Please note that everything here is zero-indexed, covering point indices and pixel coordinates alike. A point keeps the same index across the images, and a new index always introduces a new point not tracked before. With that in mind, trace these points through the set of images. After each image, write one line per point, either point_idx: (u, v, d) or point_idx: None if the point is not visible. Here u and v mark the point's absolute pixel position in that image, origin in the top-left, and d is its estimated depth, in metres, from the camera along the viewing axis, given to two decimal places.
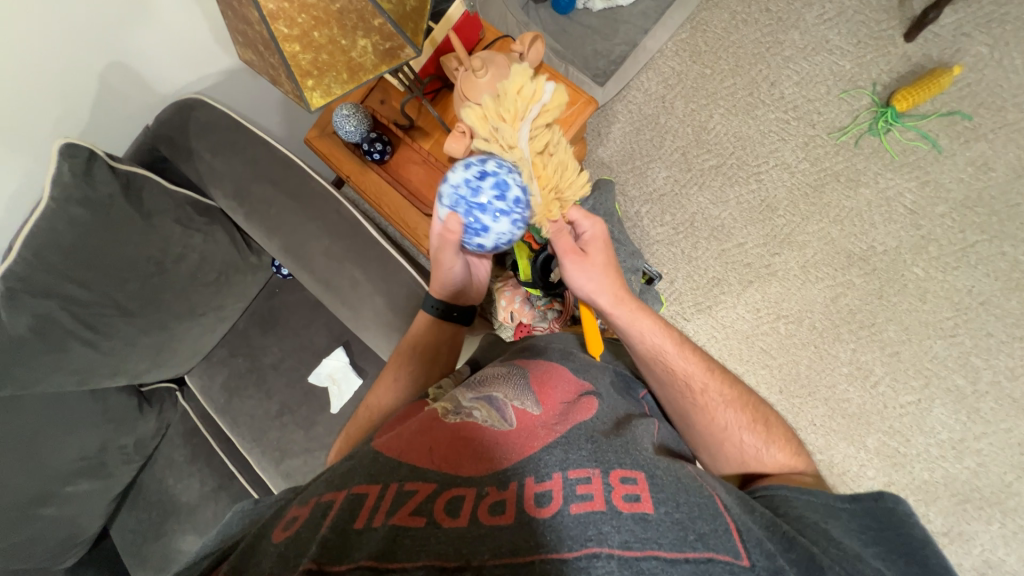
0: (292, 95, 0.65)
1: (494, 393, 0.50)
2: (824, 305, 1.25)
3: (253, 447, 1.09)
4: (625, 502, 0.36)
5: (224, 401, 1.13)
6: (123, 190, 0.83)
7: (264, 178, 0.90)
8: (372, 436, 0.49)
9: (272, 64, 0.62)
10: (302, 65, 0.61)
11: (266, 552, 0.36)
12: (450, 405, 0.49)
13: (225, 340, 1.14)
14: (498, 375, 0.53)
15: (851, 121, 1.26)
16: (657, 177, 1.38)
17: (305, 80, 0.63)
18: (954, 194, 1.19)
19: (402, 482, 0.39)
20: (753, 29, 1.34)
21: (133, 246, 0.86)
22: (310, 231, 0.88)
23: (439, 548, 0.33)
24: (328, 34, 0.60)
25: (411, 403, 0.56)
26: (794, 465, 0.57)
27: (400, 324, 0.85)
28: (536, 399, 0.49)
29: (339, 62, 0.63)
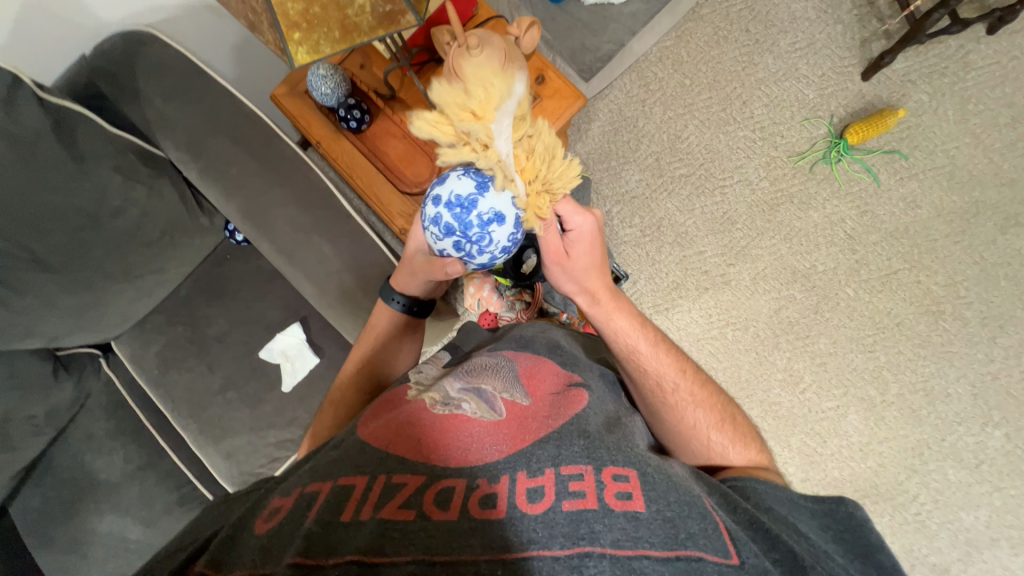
0: (275, 46, 0.59)
1: (484, 385, 0.49)
2: (768, 315, 1.35)
3: (191, 424, 1.02)
4: (616, 500, 0.37)
5: (159, 373, 1.03)
6: (54, 127, 0.72)
7: (225, 134, 0.82)
8: (357, 425, 0.48)
9: (254, 8, 0.56)
10: (290, 15, 0.55)
11: (248, 543, 0.35)
12: (438, 397, 0.48)
13: (163, 307, 1.04)
14: (487, 367, 0.53)
15: (808, 148, 1.36)
16: (630, 179, 1.41)
17: (291, 32, 0.57)
18: (886, 225, 1.32)
19: (391, 474, 0.39)
20: (732, 47, 1.40)
21: (60, 193, 0.75)
22: (277, 197, 0.81)
23: (428, 541, 0.32)
24: None
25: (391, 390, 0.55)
26: (760, 462, 0.60)
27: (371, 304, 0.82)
28: (525, 392, 0.49)
29: (332, 18, 0.58)
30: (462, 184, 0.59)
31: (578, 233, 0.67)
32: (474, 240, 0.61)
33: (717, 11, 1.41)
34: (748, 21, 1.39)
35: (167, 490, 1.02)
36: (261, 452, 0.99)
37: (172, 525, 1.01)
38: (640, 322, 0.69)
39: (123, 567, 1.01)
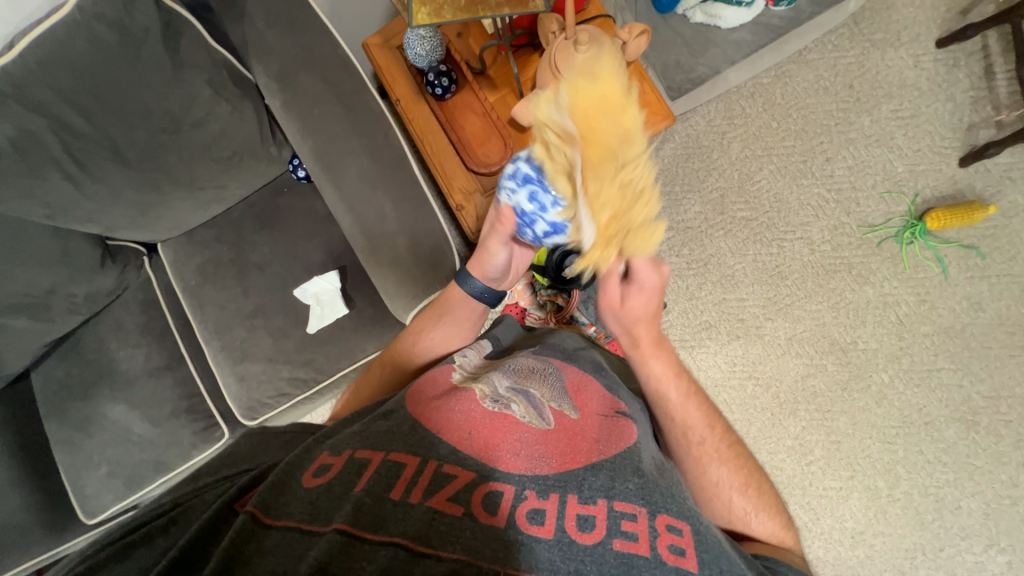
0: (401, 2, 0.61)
1: (531, 390, 0.57)
2: (793, 379, 1.31)
3: (215, 340, 1.05)
4: (669, 553, 0.43)
5: (196, 284, 1.06)
6: (163, 29, 0.73)
7: (317, 72, 0.82)
8: (404, 400, 0.57)
9: None
10: None
11: (298, 493, 0.46)
12: (488, 390, 0.56)
13: (213, 223, 1.06)
14: (535, 370, 0.60)
15: (881, 222, 1.30)
16: (689, 209, 1.38)
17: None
18: (942, 320, 1.26)
19: (442, 463, 0.47)
20: (830, 99, 1.34)
21: (153, 93, 0.77)
22: (352, 146, 0.82)
23: (473, 542, 0.41)
24: None
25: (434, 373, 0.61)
26: (781, 539, 0.60)
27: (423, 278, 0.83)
28: (570, 408, 0.56)
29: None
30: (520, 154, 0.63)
31: (640, 283, 0.64)
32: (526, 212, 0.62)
33: (825, 59, 1.34)
34: (854, 77, 1.33)
35: (178, 396, 1.06)
36: (274, 385, 1.02)
37: (175, 429, 1.05)
38: (676, 370, 0.68)
39: (122, 456, 1.06)
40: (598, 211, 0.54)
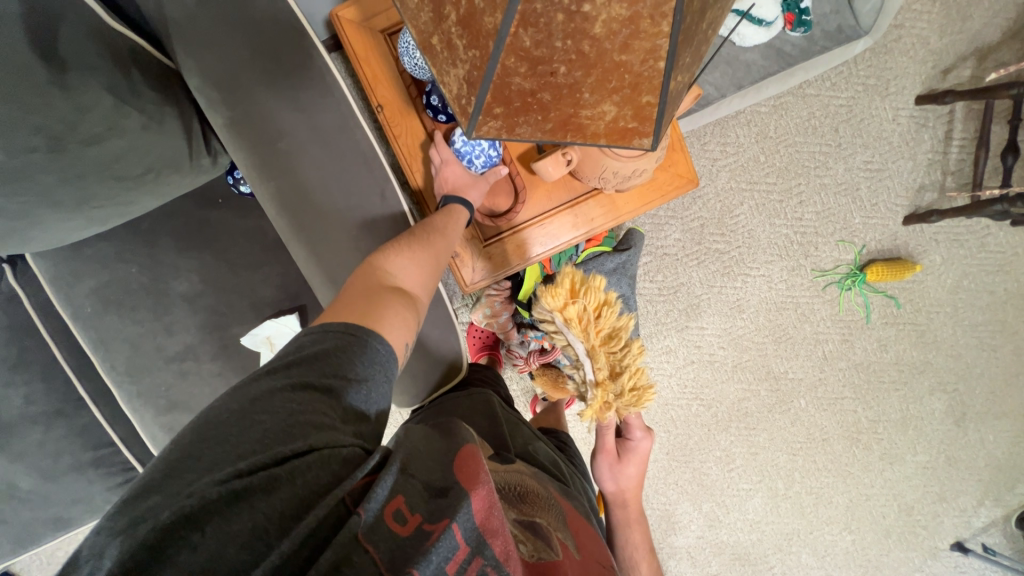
0: (458, 104, 0.41)
1: (539, 519, 0.60)
2: (731, 402, 1.46)
3: (127, 384, 0.84)
4: None
5: (94, 313, 0.82)
6: (24, 17, 0.59)
7: (279, 92, 0.67)
8: (463, 480, 0.52)
9: (453, 49, 0.37)
10: (506, 87, 0.37)
11: (382, 530, 0.46)
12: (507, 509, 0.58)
13: (115, 234, 0.81)
14: (540, 502, 0.64)
15: (831, 268, 1.40)
16: (670, 236, 1.37)
17: (494, 104, 0.38)
18: (856, 357, 1.45)
19: (487, 564, 0.47)
20: (815, 140, 1.35)
21: (19, 104, 0.60)
22: (325, 196, 0.69)
23: None
24: (573, 74, 0.36)
25: (473, 449, 0.59)
26: None
27: (334, 186, 0.69)
28: (575, 545, 0.61)
29: (557, 108, 0.40)
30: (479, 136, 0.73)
31: (634, 448, 0.96)
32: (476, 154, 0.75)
33: (820, 96, 1.33)
34: (841, 121, 1.34)
35: (79, 446, 0.86)
36: None
37: (79, 486, 0.86)
38: (638, 516, 0.97)
39: None
40: (603, 365, 0.85)
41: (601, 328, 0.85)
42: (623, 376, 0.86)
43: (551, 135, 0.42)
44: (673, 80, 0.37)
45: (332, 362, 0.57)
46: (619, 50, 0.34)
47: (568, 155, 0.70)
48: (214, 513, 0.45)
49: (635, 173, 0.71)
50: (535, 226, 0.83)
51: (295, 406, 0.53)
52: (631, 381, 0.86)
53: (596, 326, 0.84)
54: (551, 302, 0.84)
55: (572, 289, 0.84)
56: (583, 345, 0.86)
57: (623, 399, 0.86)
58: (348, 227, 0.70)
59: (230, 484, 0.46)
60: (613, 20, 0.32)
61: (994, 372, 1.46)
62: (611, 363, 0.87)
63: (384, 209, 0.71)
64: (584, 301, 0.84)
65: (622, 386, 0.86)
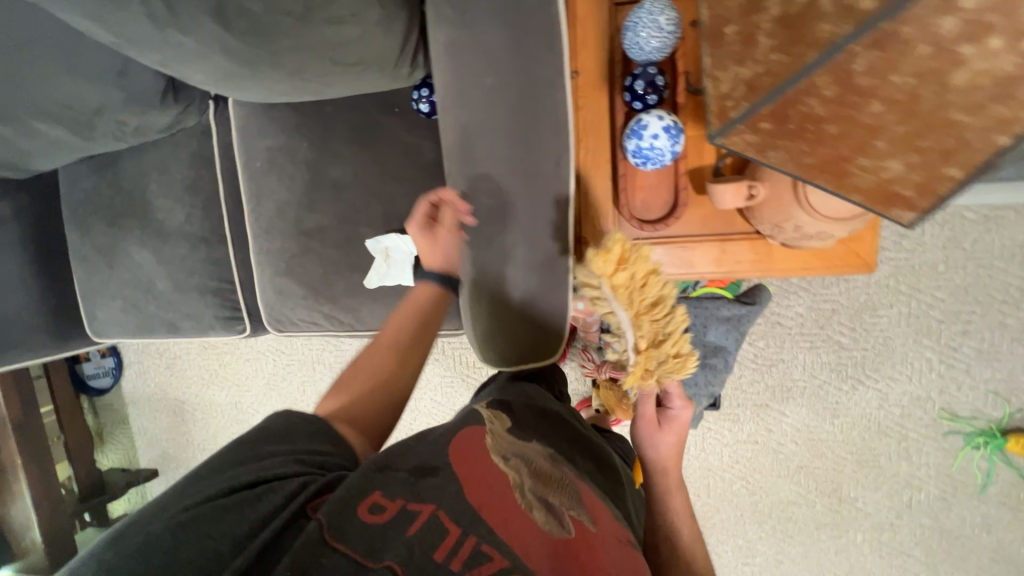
0: (725, 113, 0.55)
1: (553, 494, 0.53)
2: (778, 499, 1.33)
3: (262, 239, 0.94)
4: None
5: (261, 169, 0.92)
6: None
7: (507, 33, 0.67)
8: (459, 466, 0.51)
9: (751, 75, 0.49)
10: (778, 116, 0.48)
11: (358, 520, 0.45)
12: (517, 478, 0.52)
13: (302, 108, 0.89)
14: (556, 471, 0.56)
15: (965, 416, 1.20)
16: (791, 308, 1.24)
17: (761, 123, 0.51)
18: (946, 522, 1.25)
19: (481, 540, 0.46)
20: (1017, 272, 1.13)
21: None
22: (505, 144, 0.70)
23: None
24: (836, 129, 0.46)
25: (471, 430, 0.55)
26: None
27: (517, 138, 0.69)
28: (590, 515, 0.53)
29: (818, 148, 0.50)
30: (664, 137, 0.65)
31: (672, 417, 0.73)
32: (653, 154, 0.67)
33: None
34: None
35: (208, 273, 0.98)
36: (309, 315, 0.95)
37: (195, 304, 0.99)
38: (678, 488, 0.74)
39: (138, 301, 1.01)
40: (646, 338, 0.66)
41: (651, 289, 0.66)
42: (664, 346, 0.67)
43: (801, 168, 0.54)
44: (940, 157, 0.43)
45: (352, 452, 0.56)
46: (959, 110, 0.39)
47: (752, 188, 0.64)
48: (165, 545, 0.41)
49: (820, 235, 0.63)
50: (677, 246, 0.77)
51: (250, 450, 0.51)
52: (675, 350, 0.68)
53: (644, 288, 0.66)
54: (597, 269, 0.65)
55: (626, 249, 0.66)
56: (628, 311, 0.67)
57: (667, 368, 0.69)
58: (513, 181, 0.71)
59: (186, 511, 0.44)
60: (895, 101, 0.41)
61: None
62: (654, 331, 0.68)
63: (551, 177, 0.70)
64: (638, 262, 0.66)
65: (667, 358, 0.67)
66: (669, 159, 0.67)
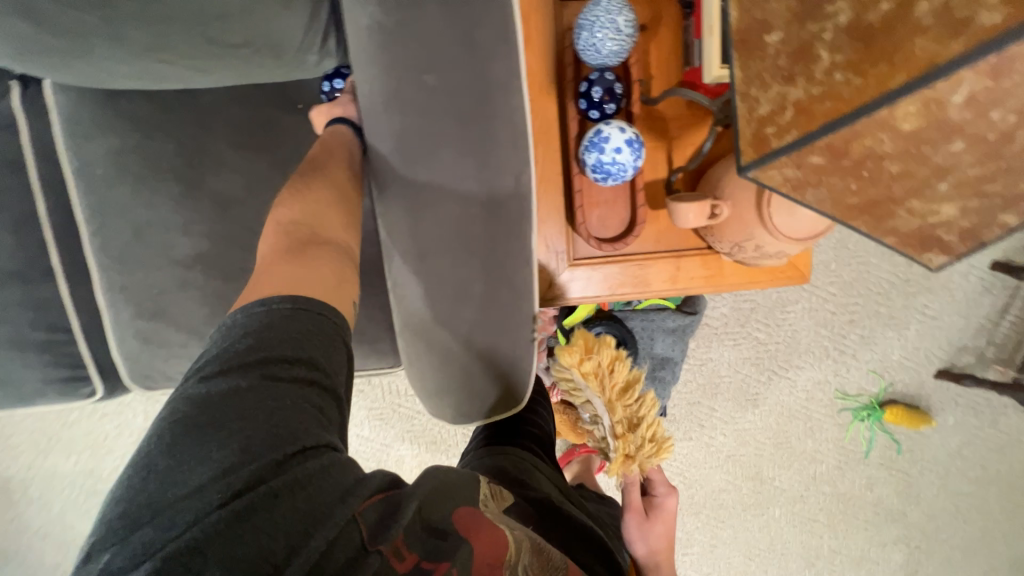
0: (755, 132, 0.43)
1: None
2: (710, 489, 1.41)
3: (115, 270, 0.70)
4: None
5: (105, 178, 0.68)
6: None
7: (454, 22, 0.55)
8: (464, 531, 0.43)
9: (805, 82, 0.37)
10: (832, 136, 0.37)
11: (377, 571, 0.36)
12: (518, 558, 0.44)
13: (165, 99, 0.67)
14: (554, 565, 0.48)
15: (853, 394, 1.37)
16: (716, 309, 1.31)
17: (805, 149, 0.39)
18: (841, 487, 1.43)
19: None
20: (886, 267, 1.31)
21: None
22: (456, 153, 0.59)
23: None
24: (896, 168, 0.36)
25: (478, 511, 0.46)
26: None
27: (469, 148, 0.59)
28: None
29: (859, 189, 0.39)
30: (625, 152, 0.60)
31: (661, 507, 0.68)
32: (613, 169, 0.61)
33: None
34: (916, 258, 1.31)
35: (28, 321, 0.71)
36: (193, 367, 0.73)
37: (9, 364, 0.71)
38: None
39: None
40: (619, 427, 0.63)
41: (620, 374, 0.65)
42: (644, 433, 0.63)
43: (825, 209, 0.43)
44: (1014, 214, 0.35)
45: (333, 349, 0.43)
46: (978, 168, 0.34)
47: (713, 206, 0.61)
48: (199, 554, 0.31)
49: (773, 254, 0.63)
50: (632, 264, 0.73)
51: (269, 404, 0.38)
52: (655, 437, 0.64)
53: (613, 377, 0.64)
54: (565, 359, 0.65)
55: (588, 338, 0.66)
56: (601, 398, 0.65)
57: (650, 457, 0.63)
58: (464, 197, 0.60)
59: (229, 506, 0.33)
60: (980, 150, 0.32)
61: (963, 547, 1.44)
62: (630, 417, 0.65)
63: (510, 195, 0.61)
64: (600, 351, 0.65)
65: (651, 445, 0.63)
66: (629, 176, 0.62)
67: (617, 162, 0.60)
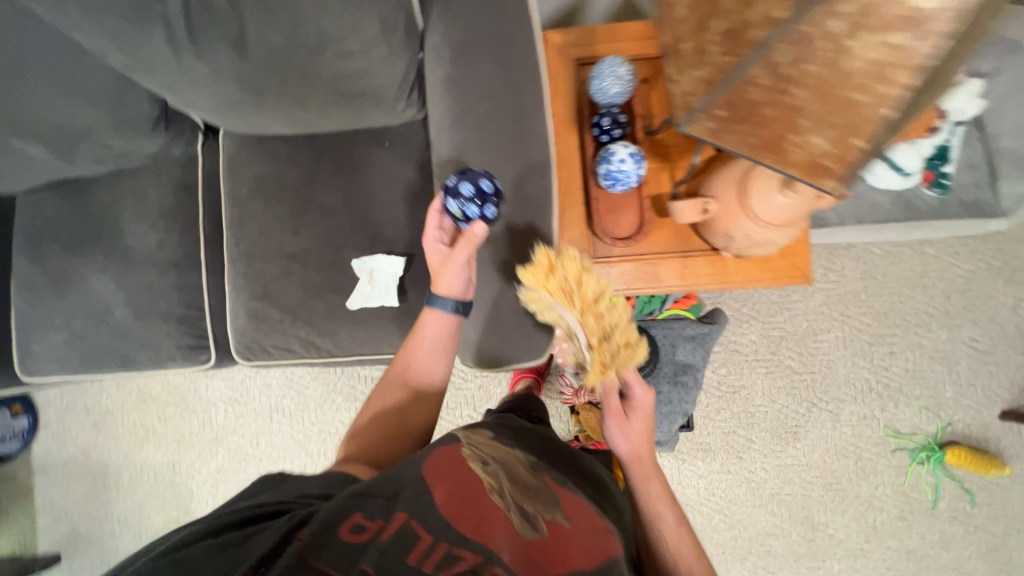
0: (686, 101, 0.50)
1: (528, 499, 0.57)
2: (755, 532, 1.33)
3: (241, 263, 0.94)
4: None
5: (247, 196, 0.94)
6: None
7: (500, 69, 0.76)
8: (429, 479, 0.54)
9: (703, 51, 0.46)
10: (739, 99, 0.46)
11: (335, 544, 0.45)
12: (493, 482, 0.56)
13: (295, 141, 0.94)
14: (535, 483, 0.61)
15: (907, 432, 1.30)
16: (745, 336, 1.34)
17: (717, 107, 0.47)
18: (910, 543, 1.29)
19: (452, 546, 0.48)
20: (922, 299, 1.31)
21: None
22: (500, 159, 0.76)
23: None
24: (780, 112, 0.45)
25: (442, 446, 0.59)
26: None
27: (510, 155, 0.77)
28: (564, 514, 0.58)
29: (766, 130, 0.47)
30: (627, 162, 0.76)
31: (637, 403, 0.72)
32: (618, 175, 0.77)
33: (936, 259, 1.31)
34: (954, 290, 1.31)
35: (175, 300, 0.94)
36: (287, 341, 0.93)
37: (157, 332, 0.93)
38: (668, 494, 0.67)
39: (87, 332, 0.94)
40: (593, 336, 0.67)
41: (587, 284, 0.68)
42: (614, 339, 0.68)
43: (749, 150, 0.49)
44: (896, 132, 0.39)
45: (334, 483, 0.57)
46: (875, 94, 0.38)
47: (705, 204, 0.75)
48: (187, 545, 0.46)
49: (763, 242, 0.74)
50: (645, 261, 0.86)
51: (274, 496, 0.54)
52: (625, 341, 0.69)
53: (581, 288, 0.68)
54: (531, 279, 0.69)
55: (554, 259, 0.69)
56: (569, 312, 0.69)
57: (623, 360, 0.68)
58: (507, 187, 0.76)
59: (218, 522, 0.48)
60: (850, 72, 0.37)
61: None
62: (601, 327, 0.68)
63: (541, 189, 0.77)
64: (567, 266, 0.69)
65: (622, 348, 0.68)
66: (633, 182, 0.78)
67: (621, 171, 0.77)
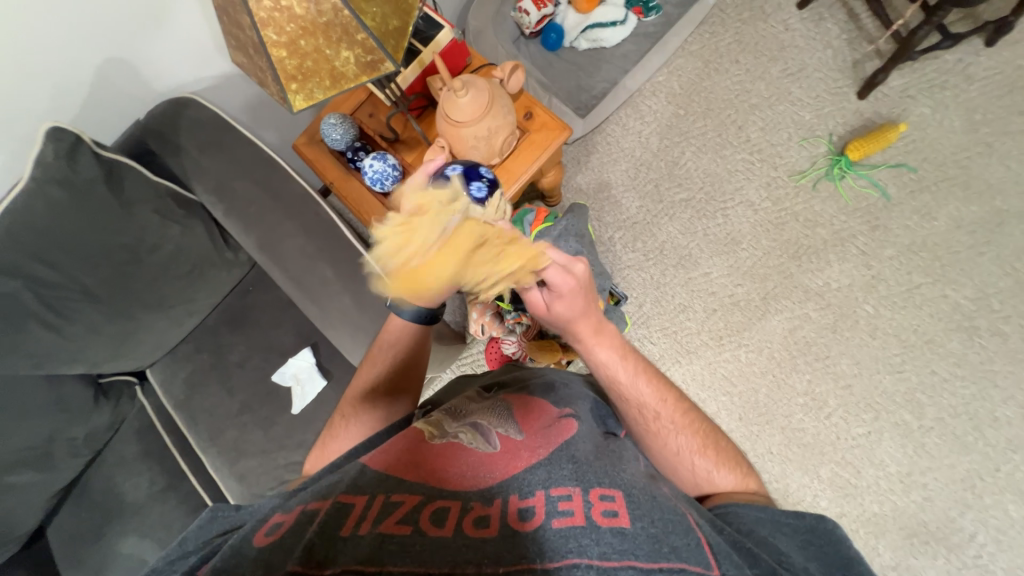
0: (277, 96, 0.69)
1: (479, 422, 0.62)
2: (782, 336, 1.30)
3: (211, 446, 1.08)
4: (603, 517, 0.47)
5: (185, 398, 1.11)
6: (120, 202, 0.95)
7: (249, 177, 0.95)
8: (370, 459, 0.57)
9: (260, 66, 0.67)
10: (287, 70, 0.66)
11: (250, 551, 0.43)
12: (436, 430, 0.62)
13: (192, 336, 1.13)
14: (484, 411, 0.66)
15: (809, 166, 1.36)
16: (630, 206, 1.43)
17: (290, 83, 0.68)
18: (901, 239, 1.29)
19: (389, 495, 0.50)
20: (723, 77, 1.45)
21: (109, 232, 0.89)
22: (288, 228, 0.93)
23: (423, 554, 0.41)
24: (313, 44, 0.65)
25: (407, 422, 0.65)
26: (745, 485, 0.65)
27: (292, 219, 0.94)
28: (519, 429, 0.61)
29: (322, 70, 0.68)
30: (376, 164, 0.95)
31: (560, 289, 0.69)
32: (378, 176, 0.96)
33: (706, 46, 1.48)
34: (738, 53, 1.46)
35: (185, 511, 1.08)
36: (276, 474, 1.04)
37: None
38: (622, 351, 0.72)
39: None
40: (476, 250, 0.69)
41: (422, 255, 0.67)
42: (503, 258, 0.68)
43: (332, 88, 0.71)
44: (367, 22, 0.67)
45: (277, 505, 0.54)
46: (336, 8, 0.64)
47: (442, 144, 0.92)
48: None
49: (493, 132, 0.90)
50: None
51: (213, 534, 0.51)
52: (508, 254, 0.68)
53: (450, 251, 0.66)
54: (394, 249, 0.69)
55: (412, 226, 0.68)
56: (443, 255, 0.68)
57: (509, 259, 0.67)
58: (303, 240, 0.93)
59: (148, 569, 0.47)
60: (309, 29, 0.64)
61: None
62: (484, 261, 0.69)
63: (328, 226, 0.94)
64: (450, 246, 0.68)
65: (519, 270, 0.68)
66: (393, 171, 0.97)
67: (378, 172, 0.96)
